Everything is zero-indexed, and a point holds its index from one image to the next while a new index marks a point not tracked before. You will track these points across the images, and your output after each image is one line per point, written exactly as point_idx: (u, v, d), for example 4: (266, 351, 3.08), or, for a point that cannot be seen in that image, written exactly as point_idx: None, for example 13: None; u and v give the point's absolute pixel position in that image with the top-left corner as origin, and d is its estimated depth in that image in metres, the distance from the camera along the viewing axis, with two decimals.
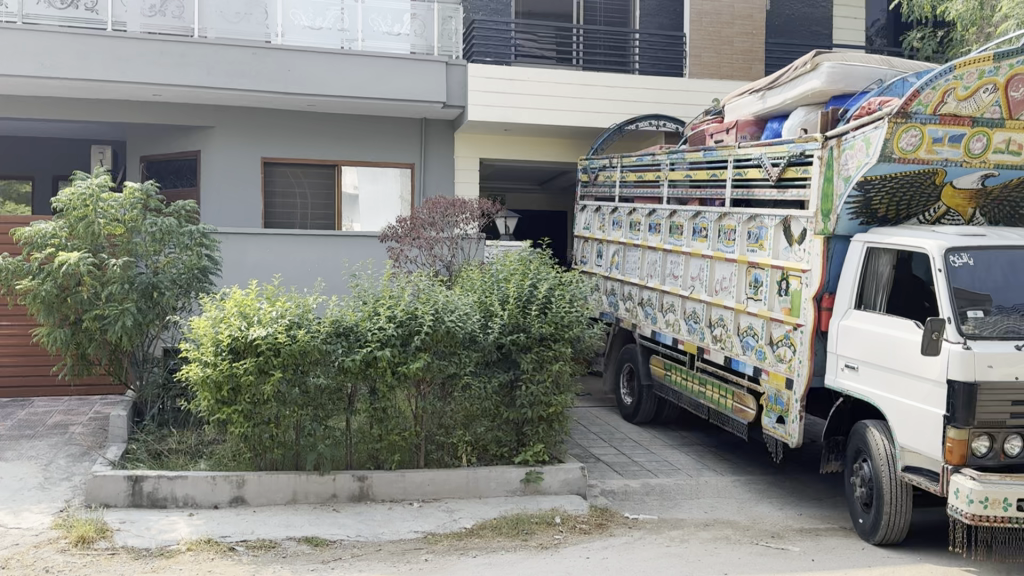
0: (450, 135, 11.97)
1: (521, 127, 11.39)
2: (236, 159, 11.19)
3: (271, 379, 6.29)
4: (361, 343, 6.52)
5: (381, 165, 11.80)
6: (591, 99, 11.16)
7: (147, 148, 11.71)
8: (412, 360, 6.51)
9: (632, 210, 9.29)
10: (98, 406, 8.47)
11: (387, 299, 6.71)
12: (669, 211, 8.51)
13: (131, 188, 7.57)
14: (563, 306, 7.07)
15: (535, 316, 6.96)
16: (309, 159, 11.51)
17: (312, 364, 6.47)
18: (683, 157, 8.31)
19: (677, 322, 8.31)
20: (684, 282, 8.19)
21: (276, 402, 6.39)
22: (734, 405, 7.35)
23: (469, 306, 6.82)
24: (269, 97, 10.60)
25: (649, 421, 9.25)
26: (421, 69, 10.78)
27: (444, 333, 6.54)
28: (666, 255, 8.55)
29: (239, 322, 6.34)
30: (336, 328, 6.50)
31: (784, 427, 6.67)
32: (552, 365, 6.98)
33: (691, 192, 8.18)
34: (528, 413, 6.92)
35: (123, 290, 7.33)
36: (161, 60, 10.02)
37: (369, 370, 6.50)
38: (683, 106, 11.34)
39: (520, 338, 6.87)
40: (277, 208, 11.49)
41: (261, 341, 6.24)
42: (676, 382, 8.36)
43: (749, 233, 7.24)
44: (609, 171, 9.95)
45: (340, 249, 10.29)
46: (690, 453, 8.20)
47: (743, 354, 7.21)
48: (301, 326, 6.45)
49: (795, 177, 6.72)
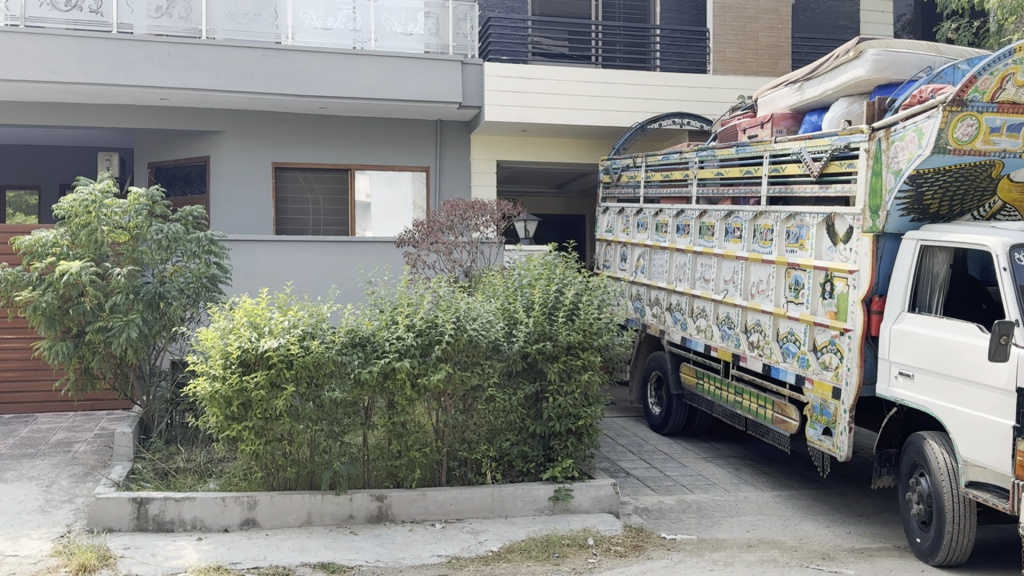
0: (465, 137, 11.59)
1: (540, 128, 11.00)
2: (246, 164, 10.84)
3: (284, 393, 5.91)
4: (379, 353, 6.09)
5: (395, 169, 11.43)
6: (612, 97, 10.77)
7: (154, 154, 11.37)
8: (433, 372, 6.09)
9: (658, 211, 8.87)
10: (103, 423, 8.11)
11: (406, 307, 6.29)
12: (699, 211, 8.09)
13: (135, 194, 7.21)
14: (592, 313, 6.65)
15: (562, 323, 6.54)
16: (321, 163, 11.16)
17: (327, 377, 6.06)
18: (714, 154, 7.88)
19: (709, 328, 7.86)
20: (716, 285, 7.76)
21: (289, 418, 5.99)
22: (775, 416, 6.92)
23: (492, 313, 6.40)
24: (279, 100, 10.26)
25: (679, 432, 8.81)
26: (436, 69, 10.41)
27: (466, 342, 6.12)
28: (697, 257, 8.13)
29: (249, 333, 5.94)
30: (351, 339, 6.09)
31: (831, 439, 6.24)
32: (581, 375, 6.56)
33: (722, 191, 7.75)
34: (555, 426, 6.51)
35: (127, 301, 6.98)
36: (168, 63, 9.69)
37: (386, 383, 6.09)
38: (708, 104, 10.92)
39: (546, 347, 6.45)
40: (288, 214, 11.12)
41: (273, 354, 5.84)
42: (709, 391, 7.93)
43: (787, 233, 6.82)
44: (633, 171, 9.53)
45: (353, 257, 9.92)
46: (725, 467, 7.77)
47: (784, 361, 6.78)
48: (315, 336, 6.05)
49: (838, 172, 6.27)
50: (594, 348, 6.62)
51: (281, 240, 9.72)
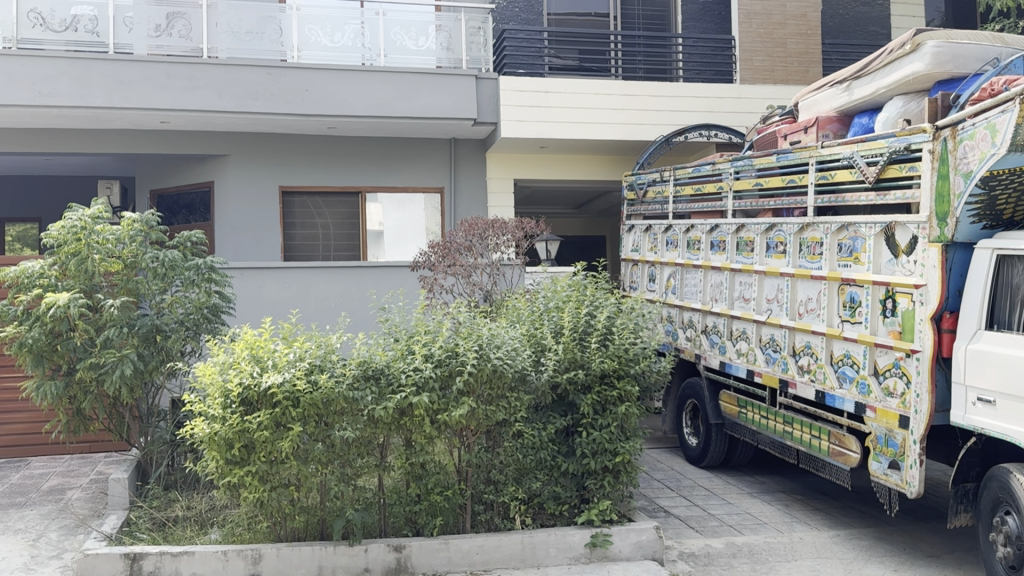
0: (481, 156, 11.08)
1: (558, 144, 10.47)
2: (252, 189, 10.34)
3: (290, 434, 5.31)
4: (394, 387, 5.48)
5: (408, 190, 10.92)
6: (635, 110, 10.24)
7: (157, 181, 10.91)
8: (455, 407, 5.49)
9: (690, 227, 8.29)
10: (100, 467, 7.55)
11: (423, 335, 5.71)
12: (736, 225, 7.50)
13: (129, 219, 6.68)
14: (627, 337, 6.03)
15: (595, 349, 5.92)
16: (331, 186, 10.65)
17: (338, 415, 5.47)
18: (752, 164, 7.29)
19: (752, 352, 7.24)
20: (758, 305, 7.15)
21: (295, 461, 5.39)
22: (831, 447, 6.28)
23: (518, 340, 5.80)
24: (286, 121, 9.78)
25: (719, 465, 8.17)
26: (448, 84, 9.91)
27: (490, 372, 5.51)
28: (734, 276, 7.53)
29: (251, 368, 5.36)
30: (363, 372, 5.50)
31: (899, 473, 5.60)
32: (617, 406, 5.94)
33: (762, 203, 7.17)
34: (590, 464, 5.89)
35: (121, 335, 6.44)
36: (168, 84, 9.24)
37: (403, 420, 5.50)
38: (737, 114, 10.37)
39: (579, 376, 5.84)
40: (297, 240, 10.60)
41: (278, 390, 5.25)
42: (753, 420, 7.30)
43: (839, 245, 6.22)
44: (660, 186, 8.95)
45: (364, 284, 9.41)
46: (774, 505, 7.10)
47: (841, 388, 6.15)
48: (324, 370, 5.45)
49: (898, 177, 5.67)
50: (630, 376, 5.99)
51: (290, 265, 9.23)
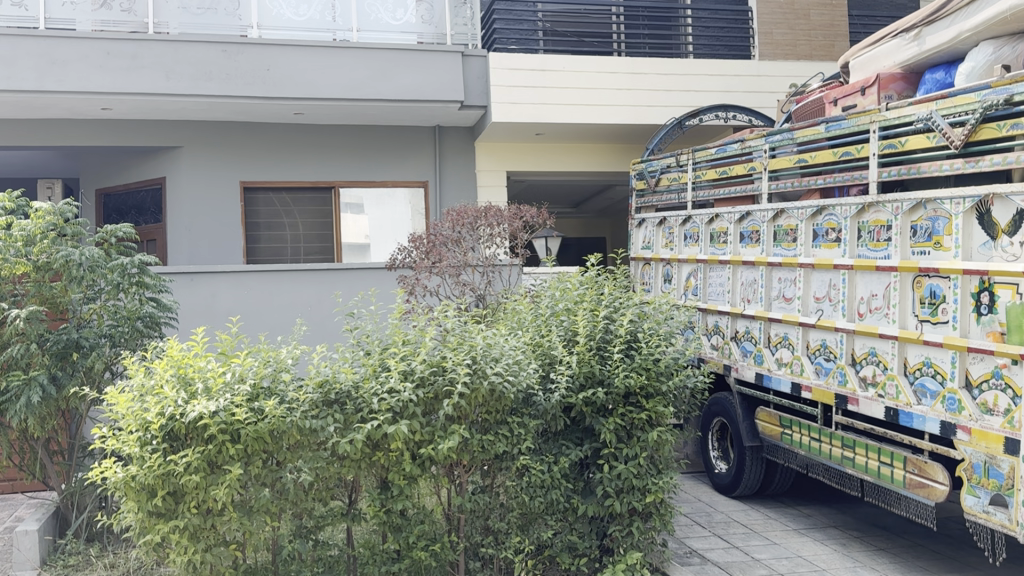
0: (469, 146, 9.89)
1: (556, 130, 9.31)
2: (210, 186, 9.13)
3: (229, 476, 4.07)
4: (363, 415, 4.27)
5: (388, 185, 9.73)
6: (642, 89, 9.10)
7: (104, 178, 9.70)
8: (443, 438, 4.31)
9: (713, 218, 7.12)
10: (20, 511, 6.24)
11: (401, 347, 4.48)
12: (772, 212, 6.33)
13: (39, 210, 5.40)
14: (656, 345, 4.81)
15: (618, 360, 4.70)
16: (300, 182, 9.45)
17: (292, 451, 4.25)
18: (793, 137, 6.17)
19: (798, 361, 6.06)
20: (805, 305, 6.00)
21: (236, 513, 4.17)
22: (909, 477, 5.12)
23: (521, 350, 4.60)
24: (246, 106, 8.58)
25: (753, 494, 6.98)
26: (432, 62, 8.74)
27: (486, 393, 4.34)
28: (772, 271, 6.37)
29: (176, 393, 4.10)
30: (324, 396, 4.28)
31: (1006, 513, 4.42)
32: (646, 432, 4.73)
33: (806, 182, 6.03)
34: (614, 507, 4.64)
35: (28, 351, 5.23)
36: (108, 63, 8.02)
37: (376, 456, 4.30)
38: (756, 94, 9.28)
39: (598, 396, 4.61)
40: (263, 243, 9.39)
41: (209, 422, 4.00)
42: (800, 444, 6.11)
43: (913, 228, 5.09)
44: (675, 172, 7.75)
45: (330, 287, 8.44)
46: (830, 547, 5.91)
47: (919, 404, 4.97)
48: (272, 396, 4.22)
49: (995, 139, 4.54)
50: (662, 395, 4.77)
51: (249, 271, 8.27)
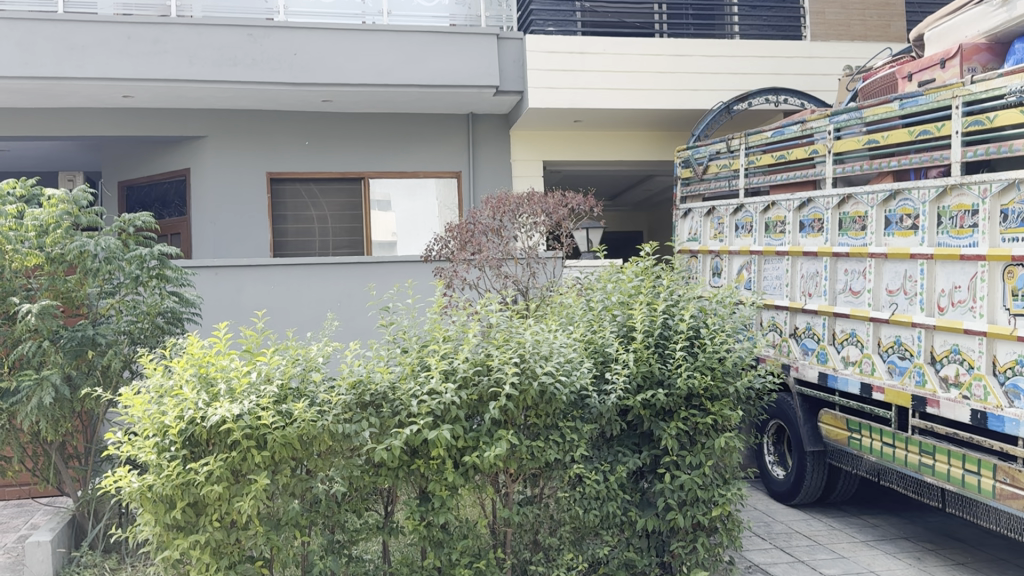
0: (503, 134, 9.48)
1: (596, 116, 8.88)
2: (236, 177, 8.80)
3: (255, 487, 3.67)
4: (401, 418, 3.87)
5: (419, 175, 9.35)
6: (687, 73, 8.65)
7: (126, 170, 9.39)
8: (489, 445, 3.90)
9: (768, 206, 6.64)
10: (36, 517, 5.89)
11: (441, 344, 4.07)
12: (839, 198, 5.86)
13: (53, 197, 5.06)
14: (722, 342, 4.35)
15: (680, 359, 4.24)
16: (329, 172, 9.09)
17: (324, 459, 3.85)
18: (861, 116, 5.71)
19: (868, 360, 5.59)
20: (876, 298, 5.53)
21: (262, 527, 3.77)
22: (999, 487, 4.63)
23: (572, 348, 4.17)
24: (272, 93, 8.22)
25: (814, 502, 6.51)
26: (466, 46, 8.34)
27: (536, 396, 3.92)
28: (837, 261, 5.90)
29: (197, 394, 3.71)
30: (358, 398, 3.87)
31: None
32: (710, 438, 4.28)
33: (877, 165, 5.56)
34: (677, 521, 4.19)
35: (41, 349, 4.88)
36: (130, 48, 7.69)
37: (415, 464, 3.91)
38: (808, 77, 8.82)
39: (658, 398, 4.15)
40: (290, 236, 9.04)
41: (232, 427, 3.61)
42: (871, 449, 5.64)
43: (1004, 212, 4.60)
44: (726, 158, 7.27)
45: (361, 278, 8.10)
46: (904, 561, 5.42)
47: (1011, 407, 4.48)
48: (300, 399, 3.82)
49: None
50: (728, 397, 4.31)
51: (277, 263, 7.96)
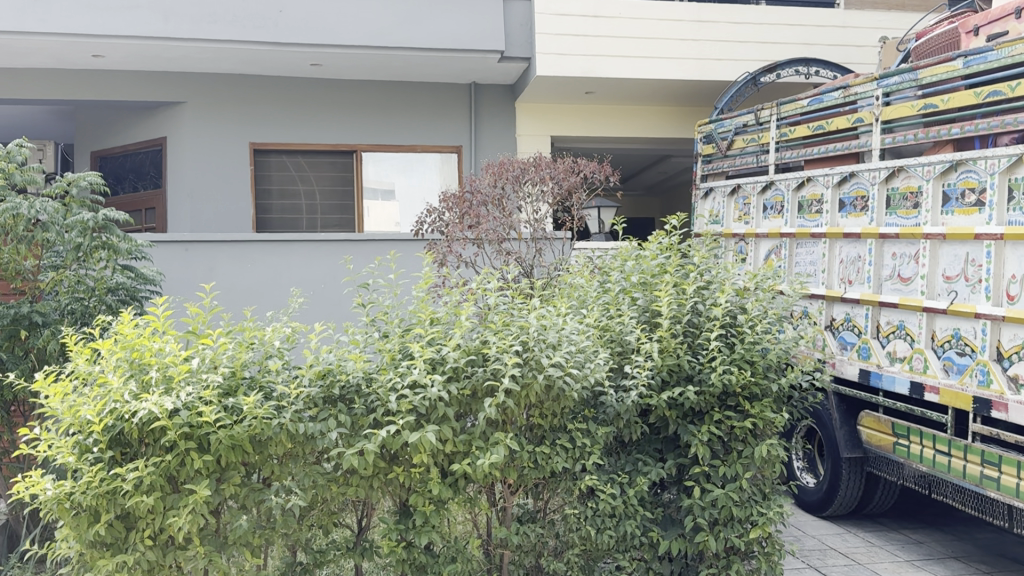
0: (509, 108, 8.83)
1: (608, 87, 8.21)
2: (217, 149, 8.18)
3: (194, 498, 2.99)
4: (379, 416, 3.18)
5: (418, 150, 8.72)
6: (709, 41, 8.00)
7: (98, 139, 8.74)
8: (483, 451, 3.22)
9: (802, 184, 5.93)
10: None
11: (427, 328, 3.38)
12: (888, 171, 5.14)
13: None
14: (764, 331, 3.65)
15: (715, 351, 3.55)
16: (319, 144, 8.45)
17: (283, 466, 3.16)
18: (916, 78, 5.00)
19: (919, 356, 4.89)
20: (931, 285, 4.82)
21: (204, 547, 3.09)
22: None
23: (586, 334, 3.48)
24: (257, 54, 7.56)
25: (848, 512, 5.83)
26: (467, 6, 7.68)
27: (541, 392, 3.23)
28: (884, 242, 5.19)
29: (126, 384, 3.02)
30: (326, 391, 3.19)
31: None
32: (748, 445, 3.58)
33: (933, 133, 4.87)
34: (708, 545, 3.49)
35: None
36: (99, 2, 7.05)
37: (394, 473, 3.22)
38: (840, 48, 8.16)
39: (688, 396, 3.46)
40: (275, 213, 8.38)
41: (167, 425, 2.93)
42: (921, 457, 4.94)
43: None
44: (754, 130, 6.56)
45: (338, 252, 7.57)
46: None
47: None
48: (254, 391, 3.13)
49: None
50: (770, 396, 3.62)
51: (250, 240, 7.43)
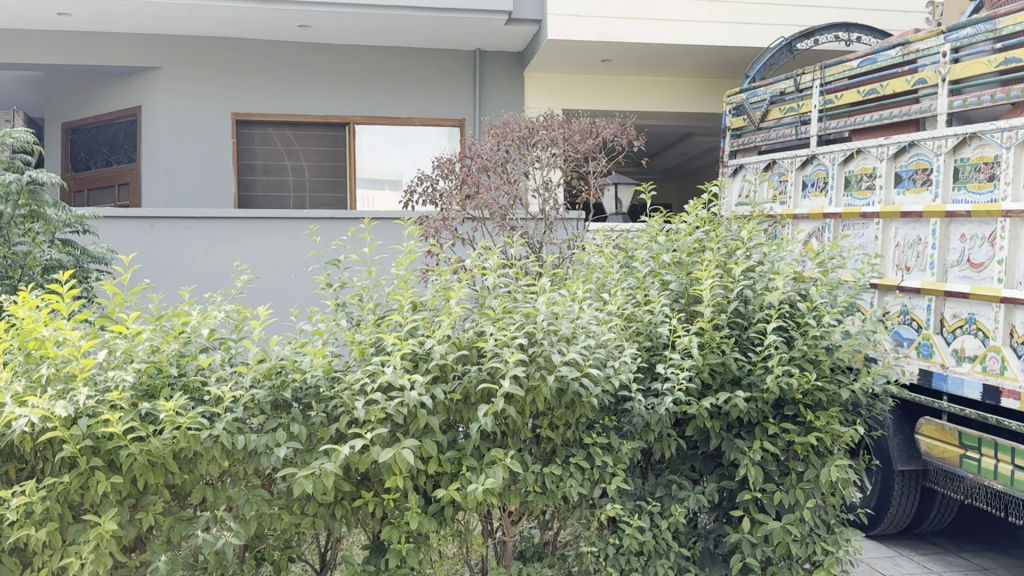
0: (518, 78, 8.19)
1: (627, 54, 7.56)
2: (195, 119, 7.55)
3: (96, 530, 2.29)
4: (343, 426, 2.49)
5: (418, 123, 8.07)
6: (737, 3, 7.37)
7: (68, 109, 8.12)
8: (478, 473, 2.52)
9: (848, 157, 5.18)
10: None
11: (407, 312, 2.69)
12: (958, 139, 4.38)
13: None
14: (829, 322, 2.94)
15: (770, 347, 2.83)
16: (309, 116, 7.82)
17: (221, 490, 2.46)
18: (992, 29, 4.27)
19: (994, 355, 4.15)
20: (1011, 272, 4.08)
21: None
22: None
23: (609, 322, 2.79)
24: (239, 14, 6.88)
25: (897, 531, 5.15)
26: None
27: (552, 398, 2.53)
28: (953, 220, 4.44)
29: (15, 378, 2.35)
30: (276, 394, 2.49)
31: None
32: (810, 466, 2.89)
33: (1012, 92, 4.14)
34: None
35: None
36: None
37: (363, 500, 2.52)
38: (879, 12, 7.61)
39: (737, 404, 2.74)
40: (260, 190, 7.74)
41: (63, 436, 2.24)
42: (994, 473, 4.21)
43: None
44: (795, 98, 5.82)
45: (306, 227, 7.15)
46: None
47: None
48: (181, 391, 2.44)
49: None
50: (835, 404, 2.92)
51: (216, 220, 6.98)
